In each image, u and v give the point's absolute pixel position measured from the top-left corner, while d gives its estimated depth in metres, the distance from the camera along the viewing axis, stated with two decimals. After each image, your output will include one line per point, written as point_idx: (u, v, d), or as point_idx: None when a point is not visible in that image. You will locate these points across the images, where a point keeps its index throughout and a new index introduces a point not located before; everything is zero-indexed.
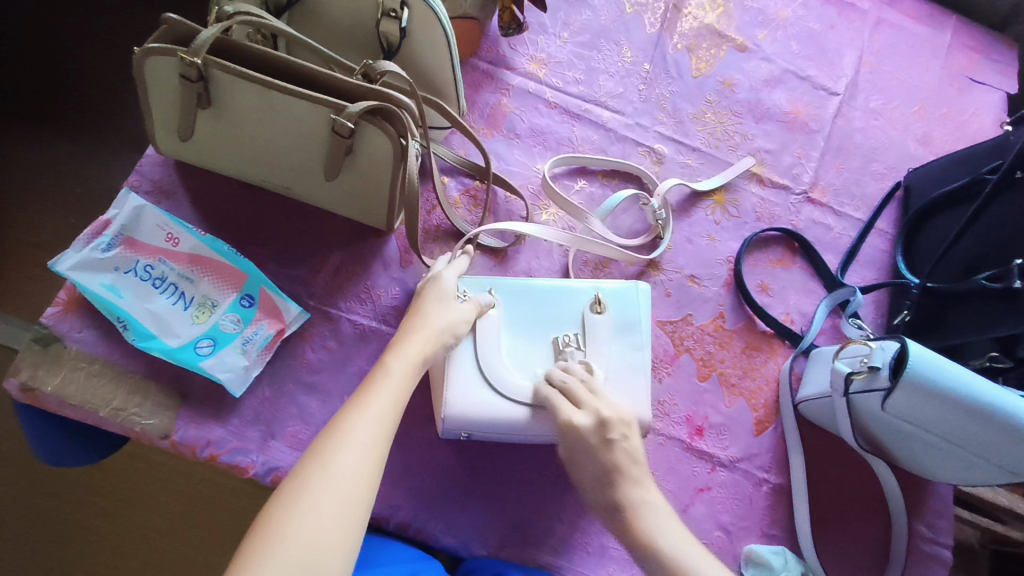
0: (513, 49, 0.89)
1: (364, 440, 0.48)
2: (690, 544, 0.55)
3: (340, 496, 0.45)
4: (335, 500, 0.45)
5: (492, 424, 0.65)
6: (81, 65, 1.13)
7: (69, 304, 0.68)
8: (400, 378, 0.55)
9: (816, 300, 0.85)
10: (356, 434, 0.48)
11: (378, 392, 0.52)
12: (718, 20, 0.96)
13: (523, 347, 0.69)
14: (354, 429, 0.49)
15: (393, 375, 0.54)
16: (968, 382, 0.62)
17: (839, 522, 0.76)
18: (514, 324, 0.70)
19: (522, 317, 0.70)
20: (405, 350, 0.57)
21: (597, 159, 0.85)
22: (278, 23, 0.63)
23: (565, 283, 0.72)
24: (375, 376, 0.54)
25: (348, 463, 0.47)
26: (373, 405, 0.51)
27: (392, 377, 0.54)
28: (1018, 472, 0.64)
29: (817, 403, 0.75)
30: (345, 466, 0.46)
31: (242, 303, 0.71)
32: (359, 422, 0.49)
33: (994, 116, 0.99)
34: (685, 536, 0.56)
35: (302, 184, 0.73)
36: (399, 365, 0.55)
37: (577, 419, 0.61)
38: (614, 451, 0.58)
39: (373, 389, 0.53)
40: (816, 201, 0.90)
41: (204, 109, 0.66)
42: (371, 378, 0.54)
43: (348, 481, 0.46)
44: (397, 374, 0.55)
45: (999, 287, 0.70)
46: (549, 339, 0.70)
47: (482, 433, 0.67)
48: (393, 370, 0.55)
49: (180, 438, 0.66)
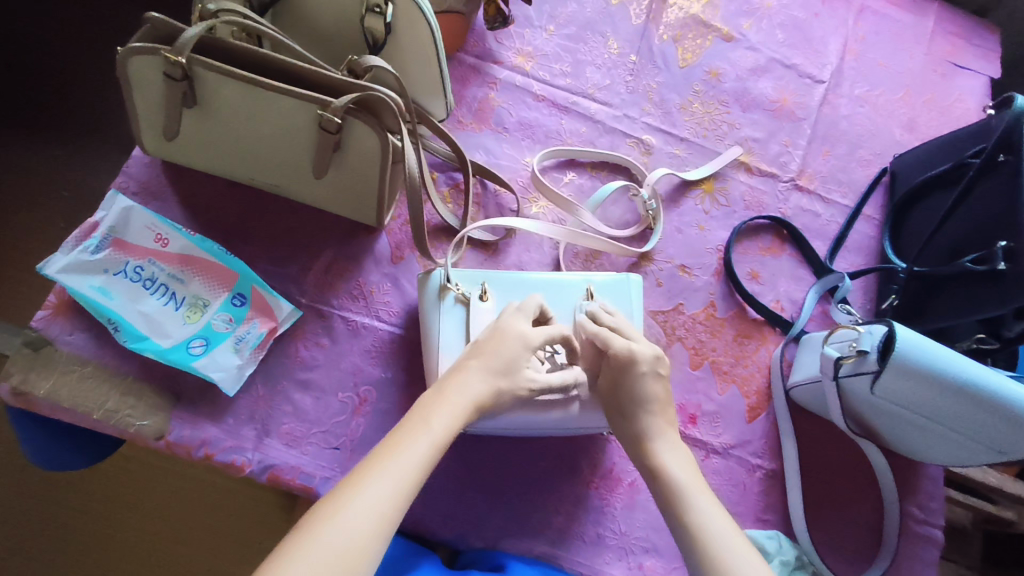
0: (499, 43, 0.89)
1: (378, 501, 0.45)
2: (697, 493, 0.55)
3: (334, 558, 0.41)
4: (328, 559, 0.41)
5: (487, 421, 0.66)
6: (65, 66, 1.12)
7: (58, 308, 0.68)
8: (439, 436, 0.50)
9: (806, 287, 0.86)
10: (368, 491, 0.45)
11: (410, 446, 0.49)
12: (703, 11, 0.96)
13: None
14: (370, 485, 0.45)
15: (434, 430, 0.50)
16: (960, 364, 0.63)
17: (832, 505, 0.76)
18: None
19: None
20: (450, 399, 0.53)
21: (586, 151, 0.85)
22: (262, 23, 0.63)
23: (556, 276, 0.72)
24: (412, 423, 0.51)
25: (354, 523, 0.43)
26: (399, 460, 0.47)
27: (428, 432, 0.50)
28: (1005, 452, 0.65)
29: (805, 387, 0.76)
30: (349, 526, 0.43)
31: (234, 303, 0.71)
32: (378, 477, 0.46)
33: (977, 101, 1.00)
34: (695, 481, 0.57)
35: (292, 183, 0.73)
36: (444, 421, 0.51)
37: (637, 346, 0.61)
38: (659, 385, 0.61)
39: (406, 438, 0.49)
40: (804, 187, 0.91)
41: (189, 109, 0.66)
42: (409, 427, 0.50)
43: (349, 544, 0.42)
44: (437, 430, 0.50)
45: (983, 270, 0.71)
46: None
47: (477, 429, 0.67)
48: (432, 426, 0.51)
49: (174, 439, 0.66)
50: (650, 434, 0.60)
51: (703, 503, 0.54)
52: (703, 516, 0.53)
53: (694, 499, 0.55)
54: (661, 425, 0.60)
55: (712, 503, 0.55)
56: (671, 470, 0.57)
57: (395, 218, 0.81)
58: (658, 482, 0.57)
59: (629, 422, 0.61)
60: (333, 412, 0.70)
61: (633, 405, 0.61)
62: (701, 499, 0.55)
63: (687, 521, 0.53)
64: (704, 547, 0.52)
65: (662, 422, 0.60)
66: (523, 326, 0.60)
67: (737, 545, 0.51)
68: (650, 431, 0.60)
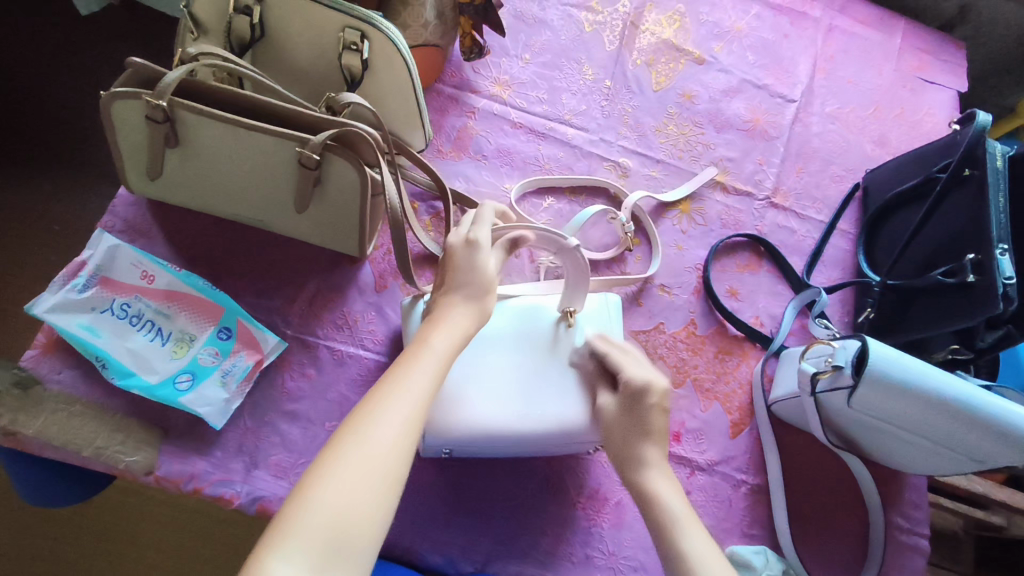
0: (476, 72, 0.91)
1: (401, 414, 0.47)
2: (686, 525, 0.54)
3: (367, 466, 0.43)
4: (359, 468, 0.43)
5: (473, 439, 0.65)
6: (57, 108, 1.15)
7: (47, 346, 0.69)
8: (443, 354, 0.54)
9: (784, 302, 0.88)
10: (395, 400, 0.48)
11: (420, 363, 0.52)
12: (676, 35, 0.99)
13: (500, 361, 0.69)
14: (395, 397, 0.48)
15: (436, 350, 0.54)
16: (926, 375, 0.64)
17: (818, 518, 0.77)
18: (495, 344, 0.69)
19: (499, 335, 0.70)
20: (447, 326, 0.57)
21: (561, 178, 0.87)
22: (242, 65, 0.64)
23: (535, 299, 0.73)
24: (417, 348, 0.54)
25: (382, 430, 0.45)
26: (417, 374, 0.51)
27: (432, 352, 0.53)
28: (984, 461, 0.67)
29: (786, 402, 0.77)
30: (376, 436, 0.45)
31: (220, 336, 0.72)
32: (402, 389, 0.49)
33: (946, 114, 1.03)
34: (691, 513, 0.56)
35: (275, 217, 0.74)
36: (443, 341, 0.55)
37: (632, 376, 0.63)
38: (660, 418, 0.62)
39: (416, 362, 0.52)
40: (779, 205, 0.93)
41: (172, 149, 0.68)
42: (415, 350, 0.54)
43: (378, 447, 0.44)
44: (439, 351, 0.54)
45: (954, 282, 0.72)
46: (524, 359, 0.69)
47: (463, 448, 0.67)
48: (436, 348, 0.54)
49: (163, 473, 0.66)
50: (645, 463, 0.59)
51: (694, 540, 0.53)
52: (695, 550, 0.52)
53: (687, 532, 0.54)
54: (656, 455, 0.60)
55: (703, 540, 0.53)
56: (665, 499, 0.56)
57: (378, 248, 0.82)
58: (651, 512, 0.56)
59: (622, 444, 0.61)
60: (320, 441, 0.71)
61: (631, 429, 0.61)
62: (691, 535, 0.53)
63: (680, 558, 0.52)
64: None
65: (658, 452, 0.60)
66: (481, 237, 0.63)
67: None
68: (647, 458, 0.60)
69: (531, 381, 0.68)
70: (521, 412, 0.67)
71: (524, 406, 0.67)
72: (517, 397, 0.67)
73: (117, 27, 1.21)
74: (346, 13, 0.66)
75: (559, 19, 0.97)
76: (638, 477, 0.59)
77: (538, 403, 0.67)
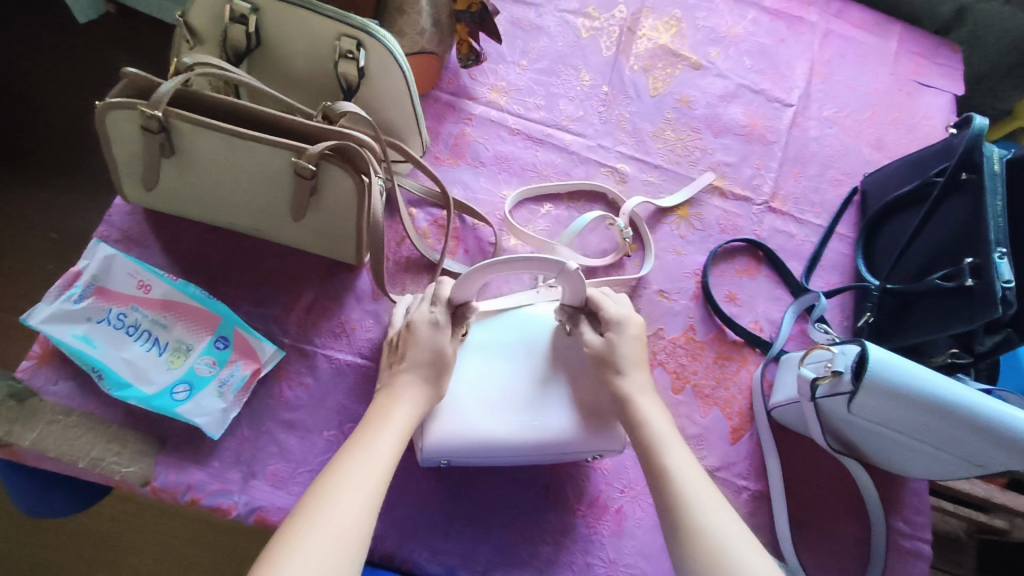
0: (473, 79, 0.91)
1: (364, 484, 0.49)
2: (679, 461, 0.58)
3: (336, 532, 0.45)
4: (329, 535, 0.45)
5: (471, 450, 0.64)
6: (55, 116, 1.15)
7: (43, 357, 0.68)
8: (400, 427, 0.56)
9: (783, 307, 0.87)
10: (353, 471, 0.50)
11: (377, 434, 0.54)
12: (672, 41, 0.99)
13: (494, 372, 0.68)
14: (352, 468, 0.50)
15: (393, 422, 0.56)
16: (927, 380, 0.64)
17: (820, 523, 0.77)
18: (488, 355, 0.69)
19: (493, 345, 0.70)
20: (405, 399, 0.58)
21: (559, 184, 0.86)
22: (238, 74, 0.64)
23: (528, 311, 0.72)
24: (375, 420, 0.56)
25: (348, 500, 0.47)
26: (375, 445, 0.53)
27: (393, 422, 0.56)
28: (986, 466, 0.66)
29: (786, 408, 0.77)
30: (343, 506, 0.47)
31: (217, 346, 0.71)
32: (359, 461, 0.51)
33: (943, 118, 1.03)
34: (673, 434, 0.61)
35: (272, 226, 0.74)
36: (400, 414, 0.57)
37: (611, 309, 0.67)
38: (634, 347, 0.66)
39: (375, 433, 0.54)
40: (777, 209, 0.93)
41: (168, 159, 0.67)
42: (372, 422, 0.56)
43: (345, 516, 0.46)
44: (398, 423, 0.56)
45: (952, 286, 0.72)
46: (522, 371, 0.69)
47: (461, 459, 0.65)
48: (394, 418, 0.56)
49: (160, 484, 0.66)
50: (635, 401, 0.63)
51: (675, 458, 0.58)
52: (677, 464, 0.57)
53: (670, 451, 0.58)
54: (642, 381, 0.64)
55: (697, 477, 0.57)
56: (651, 421, 0.61)
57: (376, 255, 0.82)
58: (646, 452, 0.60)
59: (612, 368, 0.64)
60: (318, 450, 0.71)
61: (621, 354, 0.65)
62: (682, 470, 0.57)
63: (665, 474, 0.57)
64: (673, 489, 0.56)
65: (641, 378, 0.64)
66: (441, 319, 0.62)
67: (703, 489, 0.56)
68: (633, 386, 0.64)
69: (525, 391, 0.68)
70: (519, 423, 0.66)
71: (521, 417, 0.66)
72: (511, 407, 0.67)
73: (114, 35, 1.21)
74: (342, 21, 0.66)
75: (556, 25, 0.97)
76: (629, 407, 0.63)
77: (535, 414, 0.66)
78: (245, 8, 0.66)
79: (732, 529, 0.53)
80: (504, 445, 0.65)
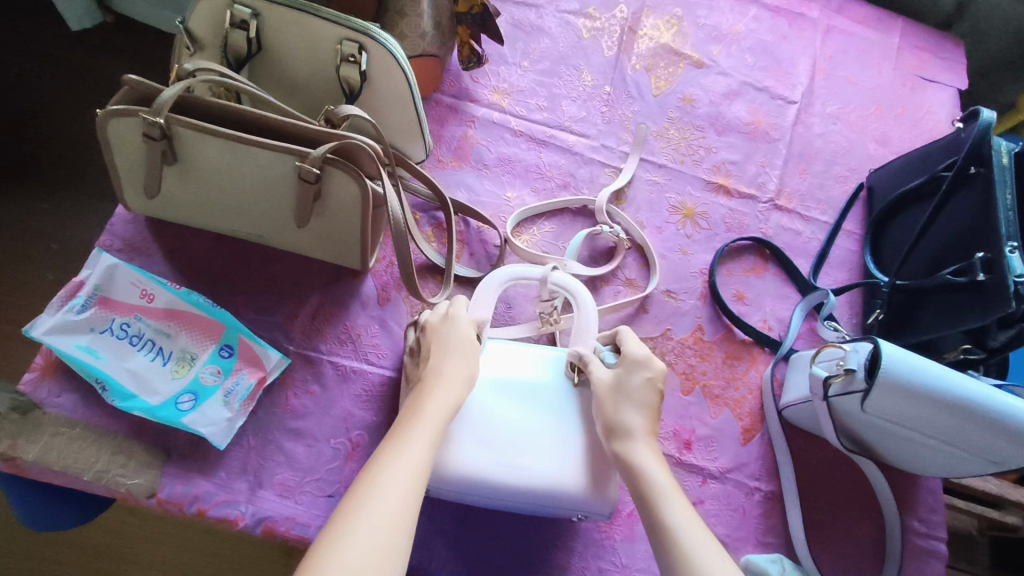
0: (474, 81, 0.91)
1: (401, 486, 0.47)
2: (673, 503, 0.53)
3: (377, 534, 0.43)
4: (369, 540, 0.42)
5: (458, 486, 0.61)
6: (54, 126, 1.15)
7: (46, 369, 0.68)
8: (435, 420, 0.54)
9: (792, 305, 0.87)
10: (393, 469, 0.48)
11: (413, 431, 0.52)
12: (674, 39, 0.99)
13: (499, 409, 0.65)
14: (392, 465, 0.49)
15: (427, 416, 0.54)
16: (936, 376, 0.63)
17: (833, 523, 0.76)
18: (491, 388, 0.66)
19: (502, 380, 0.67)
20: (439, 392, 0.57)
21: (560, 200, 0.85)
22: (239, 80, 0.64)
23: (539, 352, 0.70)
24: (410, 417, 0.54)
25: (380, 512, 0.44)
26: (411, 442, 0.51)
27: (426, 420, 0.54)
28: (1000, 462, 0.66)
29: (798, 407, 0.76)
30: (382, 508, 0.45)
31: (222, 354, 0.70)
32: (398, 457, 0.49)
33: (948, 112, 1.02)
34: (670, 478, 0.56)
35: (275, 232, 0.74)
36: (434, 407, 0.56)
37: (631, 349, 0.65)
38: (643, 383, 0.62)
39: (410, 430, 0.53)
40: (783, 207, 0.92)
41: (170, 166, 0.67)
42: (406, 420, 0.54)
43: (386, 519, 0.44)
44: (432, 418, 0.54)
45: (964, 281, 0.71)
46: (525, 413, 0.65)
47: (443, 491, 0.62)
48: (428, 415, 0.55)
49: (166, 496, 0.65)
50: (631, 436, 0.59)
51: (672, 505, 0.53)
52: (673, 515, 0.52)
53: (668, 504, 0.53)
54: (642, 426, 0.60)
55: (689, 518, 0.52)
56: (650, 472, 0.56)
57: (380, 260, 0.82)
58: (637, 488, 0.56)
59: (611, 412, 0.61)
60: (326, 459, 0.70)
61: (622, 399, 0.61)
62: (675, 511, 0.53)
63: (658, 520, 0.53)
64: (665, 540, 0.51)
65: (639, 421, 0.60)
66: (461, 312, 0.65)
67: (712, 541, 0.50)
68: (632, 428, 0.59)
69: (526, 433, 0.64)
70: (515, 463, 0.62)
71: (517, 459, 0.62)
72: (505, 447, 0.63)
73: (112, 44, 1.21)
74: (344, 25, 0.66)
75: (557, 26, 0.96)
76: (623, 445, 0.59)
77: (531, 456, 0.63)
78: (245, 14, 0.66)
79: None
80: (496, 483, 0.61)
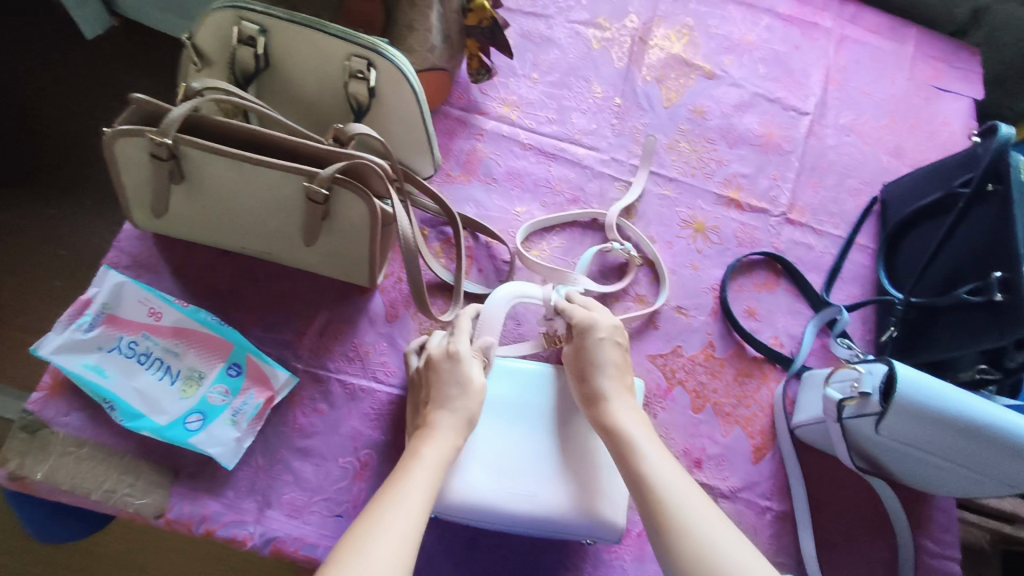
0: (483, 94, 0.90)
1: (399, 530, 0.47)
2: (650, 448, 0.57)
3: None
4: None
5: (466, 512, 0.61)
6: (62, 132, 1.14)
7: (54, 388, 0.67)
8: (433, 466, 0.54)
9: (804, 321, 0.86)
10: (391, 515, 0.48)
11: (412, 478, 0.52)
12: (684, 50, 0.98)
13: (506, 435, 0.65)
14: (391, 512, 0.48)
15: (426, 462, 0.54)
16: (942, 395, 0.63)
17: (845, 543, 0.75)
18: (499, 414, 0.66)
19: (501, 405, 0.67)
20: (438, 439, 0.57)
21: (570, 214, 0.84)
22: (247, 98, 0.63)
23: (548, 375, 0.69)
24: (410, 462, 0.54)
25: (377, 558, 0.44)
26: (408, 489, 0.51)
27: (424, 465, 0.54)
28: (1016, 485, 0.65)
29: (811, 427, 0.75)
30: (380, 552, 0.44)
31: (230, 373, 0.70)
32: (396, 503, 0.49)
33: (963, 123, 1.01)
34: (648, 435, 0.59)
35: (283, 250, 0.73)
36: (433, 452, 0.56)
37: (582, 317, 0.68)
38: (613, 350, 0.66)
39: (408, 475, 0.52)
40: (796, 221, 0.91)
41: (178, 184, 0.66)
42: (405, 465, 0.54)
43: (384, 564, 0.44)
44: (430, 464, 0.54)
45: (980, 301, 0.70)
46: (533, 438, 0.65)
47: (450, 516, 0.61)
48: (426, 460, 0.54)
49: (174, 516, 0.65)
50: (604, 395, 0.63)
51: (653, 459, 0.56)
52: (652, 463, 0.55)
53: (648, 453, 0.56)
54: (614, 388, 0.63)
55: (662, 458, 0.56)
56: (625, 428, 0.59)
57: (389, 276, 0.81)
58: (614, 438, 0.59)
59: (586, 377, 0.64)
60: (334, 478, 0.69)
61: (592, 364, 0.65)
62: (651, 452, 0.57)
63: (637, 472, 0.55)
64: (650, 489, 0.54)
65: (616, 384, 0.63)
66: (464, 352, 0.63)
67: (691, 492, 0.53)
68: (607, 393, 0.63)
69: (533, 459, 0.64)
70: (524, 489, 0.62)
71: (525, 484, 0.62)
72: (513, 474, 0.63)
73: (121, 51, 1.20)
74: (351, 41, 0.65)
75: (566, 36, 0.95)
76: (600, 404, 0.62)
77: (539, 483, 0.63)
78: (253, 30, 0.65)
79: (721, 537, 0.49)
80: (503, 509, 0.61)
